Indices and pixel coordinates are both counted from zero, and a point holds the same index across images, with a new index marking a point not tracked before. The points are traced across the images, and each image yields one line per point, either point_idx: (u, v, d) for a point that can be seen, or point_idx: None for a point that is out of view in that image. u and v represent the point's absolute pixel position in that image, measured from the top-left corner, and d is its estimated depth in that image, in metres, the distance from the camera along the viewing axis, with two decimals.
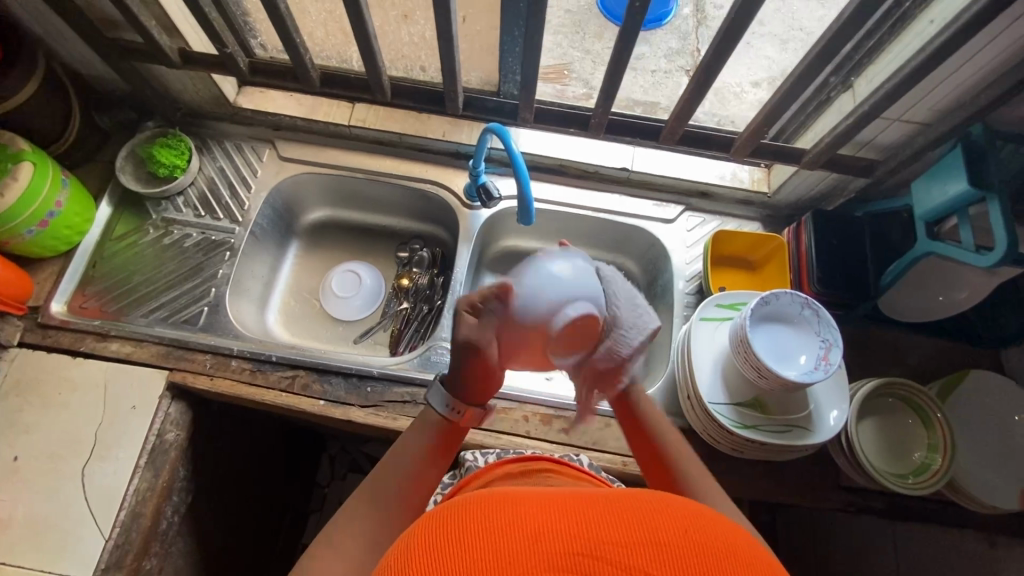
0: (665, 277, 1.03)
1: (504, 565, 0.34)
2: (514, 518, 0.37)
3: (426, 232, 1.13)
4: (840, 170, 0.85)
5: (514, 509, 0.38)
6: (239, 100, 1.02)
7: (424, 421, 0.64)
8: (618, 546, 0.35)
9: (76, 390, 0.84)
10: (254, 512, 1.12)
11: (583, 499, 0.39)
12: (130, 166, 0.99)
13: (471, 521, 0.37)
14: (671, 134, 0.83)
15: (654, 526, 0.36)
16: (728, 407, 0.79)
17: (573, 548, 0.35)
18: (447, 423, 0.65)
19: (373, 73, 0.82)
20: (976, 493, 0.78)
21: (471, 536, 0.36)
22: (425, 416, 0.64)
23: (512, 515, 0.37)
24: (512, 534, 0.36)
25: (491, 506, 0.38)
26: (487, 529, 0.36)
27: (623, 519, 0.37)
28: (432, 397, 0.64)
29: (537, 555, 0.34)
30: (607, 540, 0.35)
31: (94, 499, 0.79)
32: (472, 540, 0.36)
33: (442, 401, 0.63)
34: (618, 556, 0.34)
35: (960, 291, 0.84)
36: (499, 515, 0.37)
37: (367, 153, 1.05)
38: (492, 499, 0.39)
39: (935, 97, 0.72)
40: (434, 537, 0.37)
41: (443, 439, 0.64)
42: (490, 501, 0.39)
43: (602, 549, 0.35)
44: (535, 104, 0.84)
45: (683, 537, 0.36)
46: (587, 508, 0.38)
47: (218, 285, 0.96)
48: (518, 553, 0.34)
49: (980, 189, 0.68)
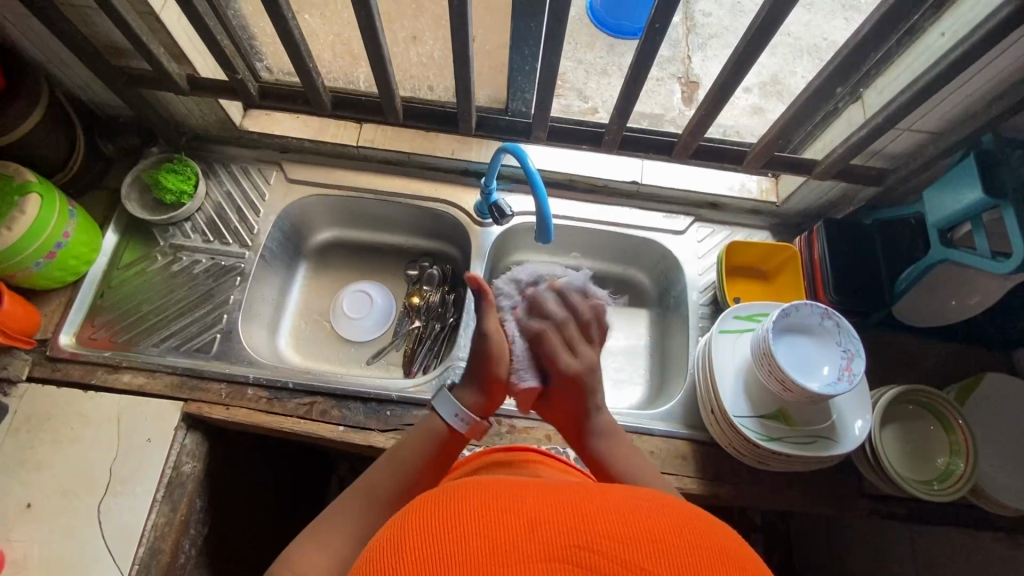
0: (678, 288, 1.03)
1: (494, 555, 0.32)
2: (506, 506, 0.35)
3: (434, 249, 1.13)
4: (851, 180, 0.86)
5: (508, 498, 0.35)
6: (245, 123, 1.01)
7: (429, 426, 0.65)
8: (612, 540, 0.33)
9: (88, 425, 0.82)
10: (270, 539, 1.09)
11: (578, 492, 0.37)
12: (136, 192, 0.98)
13: (463, 507, 0.35)
14: (684, 148, 0.84)
15: (652, 522, 0.34)
16: (753, 420, 0.79)
17: (569, 541, 0.32)
18: (450, 432, 0.65)
19: (386, 94, 0.81)
20: (1000, 496, 0.79)
21: (461, 520, 0.34)
22: (429, 421, 0.65)
23: (501, 505, 0.35)
24: (502, 523, 0.33)
25: (483, 493, 0.36)
26: (476, 516, 0.34)
27: (621, 513, 0.35)
28: (441, 407, 0.65)
29: (530, 546, 0.32)
30: (600, 533, 0.33)
31: (111, 536, 0.77)
32: (462, 528, 0.33)
33: (457, 415, 0.64)
34: (614, 550, 0.32)
35: (972, 295, 0.84)
36: (489, 504, 0.35)
37: (375, 172, 1.04)
38: (484, 487, 0.37)
39: (946, 107, 0.73)
40: (421, 523, 0.35)
41: (446, 446, 0.64)
42: (482, 488, 0.37)
43: (600, 543, 0.32)
44: (548, 122, 0.84)
45: (679, 535, 0.34)
46: (584, 500, 0.36)
47: (230, 312, 0.94)
48: (509, 541, 0.32)
49: (994, 197, 0.69)
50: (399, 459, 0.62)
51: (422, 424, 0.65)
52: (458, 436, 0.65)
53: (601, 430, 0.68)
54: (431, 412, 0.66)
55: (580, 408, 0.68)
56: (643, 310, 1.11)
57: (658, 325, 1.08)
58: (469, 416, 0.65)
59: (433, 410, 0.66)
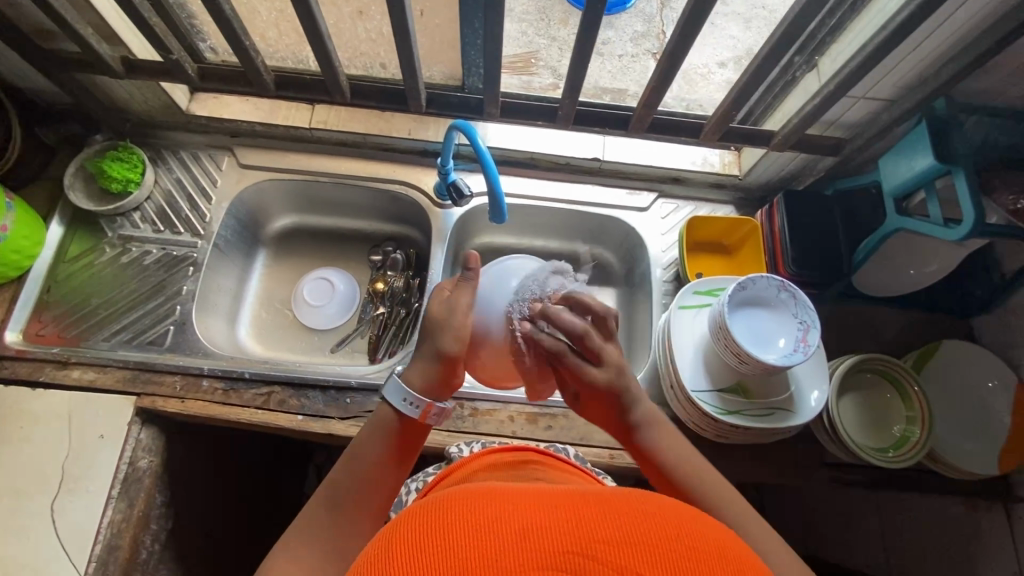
0: (643, 266, 1.02)
1: (488, 562, 0.31)
2: (500, 514, 0.34)
3: (398, 233, 1.11)
4: (808, 150, 0.85)
5: (503, 504, 0.35)
6: (192, 108, 0.97)
7: (384, 418, 0.61)
8: (609, 545, 0.32)
9: (38, 423, 0.80)
10: (240, 530, 1.09)
11: (573, 497, 0.37)
12: (80, 182, 0.94)
13: (454, 512, 0.35)
14: (640, 122, 0.82)
15: (649, 526, 0.34)
16: (711, 394, 0.79)
17: (565, 547, 0.32)
18: (403, 421, 0.61)
19: (330, 73, 0.78)
20: (954, 461, 0.81)
21: (455, 526, 0.33)
22: (382, 414, 0.61)
23: (496, 510, 0.34)
24: (495, 528, 0.33)
25: (475, 499, 0.36)
26: (469, 523, 0.33)
27: (619, 518, 0.34)
28: (392, 396, 0.60)
29: (525, 553, 0.32)
30: (596, 538, 0.33)
31: (65, 534, 0.76)
32: (455, 534, 0.33)
33: (404, 400, 0.60)
34: (610, 556, 0.32)
35: (930, 263, 0.86)
36: (482, 510, 0.34)
37: (331, 155, 1.02)
38: (476, 493, 0.37)
39: (897, 74, 0.72)
40: (410, 532, 0.34)
41: (404, 438, 0.61)
42: (475, 494, 0.36)
43: (595, 549, 0.32)
44: (500, 98, 0.81)
45: (675, 539, 0.33)
46: (579, 505, 0.35)
47: (184, 303, 0.92)
48: (503, 549, 0.32)
49: (945, 163, 0.68)
50: (355, 461, 0.58)
51: (376, 416, 0.61)
52: (409, 421, 0.61)
53: (644, 421, 0.62)
54: (385, 403, 0.61)
55: (624, 406, 0.61)
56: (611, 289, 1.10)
57: (625, 303, 1.08)
58: (419, 400, 0.60)
59: (382, 401, 0.61)
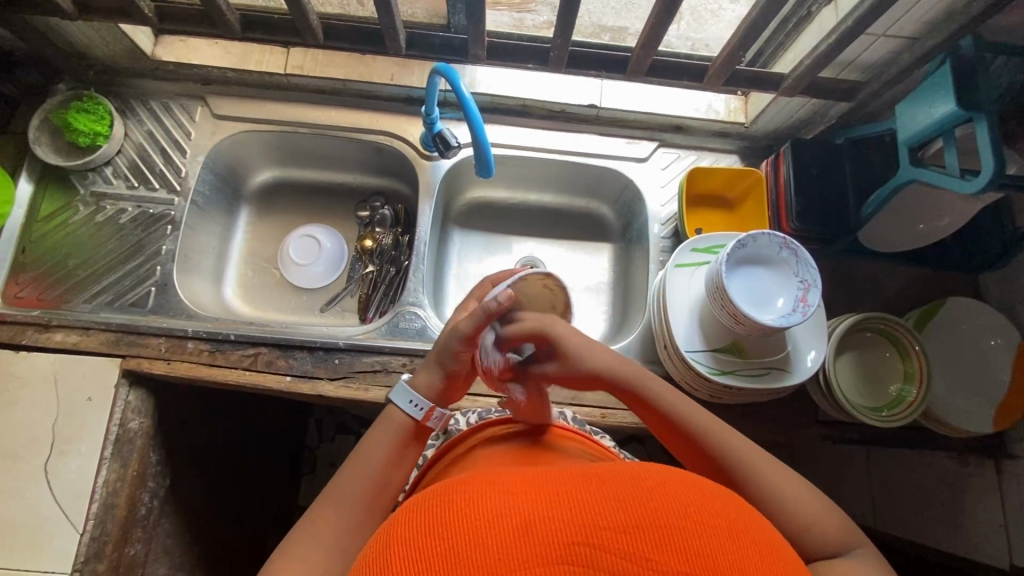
0: (640, 221, 0.98)
1: (494, 559, 0.30)
2: (501, 503, 0.32)
3: (385, 187, 1.06)
4: (820, 95, 0.79)
5: (504, 490, 0.33)
6: (157, 52, 0.90)
7: (390, 420, 0.62)
8: (613, 532, 0.31)
9: (23, 385, 0.79)
10: (241, 478, 1.12)
11: (574, 478, 0.35)
12: (45, 136, 0.89)
13: (452, 506, 0.33)
14: (638, 66, 0.77)
15: (653, 505, 0.32)
16: (705, 354, 0.77)
17: (570, 537, 0.30)
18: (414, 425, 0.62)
19: (297, 11, 0.71)
20: (949, 420, 0.79)
21: (457, 523, 0.32)
22: (389, 417, 0.62)
23: (496, 502, 0.32)
24: (493, 524, 0.31)
25: (472, 488, 0.34)
26: (469, 514, 0.32)
27: (620, 501, 0.32)
28: (398, 398, 0.62)
29: (530, 545, 0.30)
30: (601, 525, 0.31)
31: (61, 496, 0.76)
32: (455, 531, 0.31)
33: (409, 400, 0.61)
34: (618, 544, 0.30)
35: (942, 217, 0.81)
36: (479, 497, 0.33)
37: (309, 104, 0.95)
38: (476, 482, 0.35)
39: (923, 8, 0.65)
40: (410, 530, 0.33)
41: (411, 437, 0.62)
42: (474, 482, 0.35)
43: (601, 537, 0.30)
44: (485, 39, 0.75)
45: (679, 516, 0.32)
46: (580, 487, 0.34)
47: (164, 262, 0.89)
48: (503, 541, 0.30)
49: (967, 110, 0.63)
50: (363, 465, 0.58)
51: (381, 419, 0.62)
52: (419, 424, 0.62)
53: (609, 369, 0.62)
54: (388, 405, 0.62)
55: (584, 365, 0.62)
56: (608, 244, 1.07)
57: (622, 258, 1.04)
58: (422, 400, 0.61)
59: (391, 406, 0.62)
